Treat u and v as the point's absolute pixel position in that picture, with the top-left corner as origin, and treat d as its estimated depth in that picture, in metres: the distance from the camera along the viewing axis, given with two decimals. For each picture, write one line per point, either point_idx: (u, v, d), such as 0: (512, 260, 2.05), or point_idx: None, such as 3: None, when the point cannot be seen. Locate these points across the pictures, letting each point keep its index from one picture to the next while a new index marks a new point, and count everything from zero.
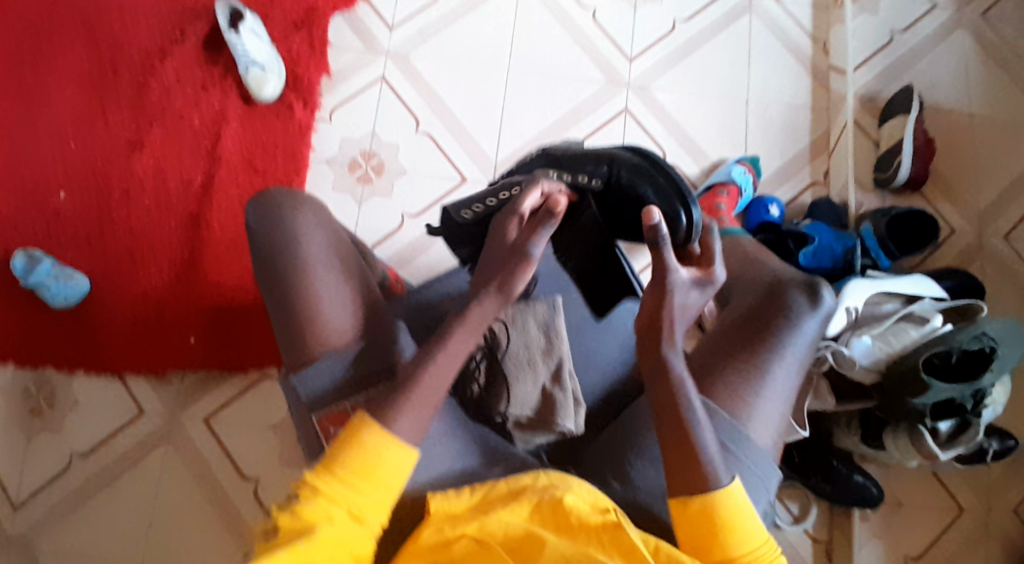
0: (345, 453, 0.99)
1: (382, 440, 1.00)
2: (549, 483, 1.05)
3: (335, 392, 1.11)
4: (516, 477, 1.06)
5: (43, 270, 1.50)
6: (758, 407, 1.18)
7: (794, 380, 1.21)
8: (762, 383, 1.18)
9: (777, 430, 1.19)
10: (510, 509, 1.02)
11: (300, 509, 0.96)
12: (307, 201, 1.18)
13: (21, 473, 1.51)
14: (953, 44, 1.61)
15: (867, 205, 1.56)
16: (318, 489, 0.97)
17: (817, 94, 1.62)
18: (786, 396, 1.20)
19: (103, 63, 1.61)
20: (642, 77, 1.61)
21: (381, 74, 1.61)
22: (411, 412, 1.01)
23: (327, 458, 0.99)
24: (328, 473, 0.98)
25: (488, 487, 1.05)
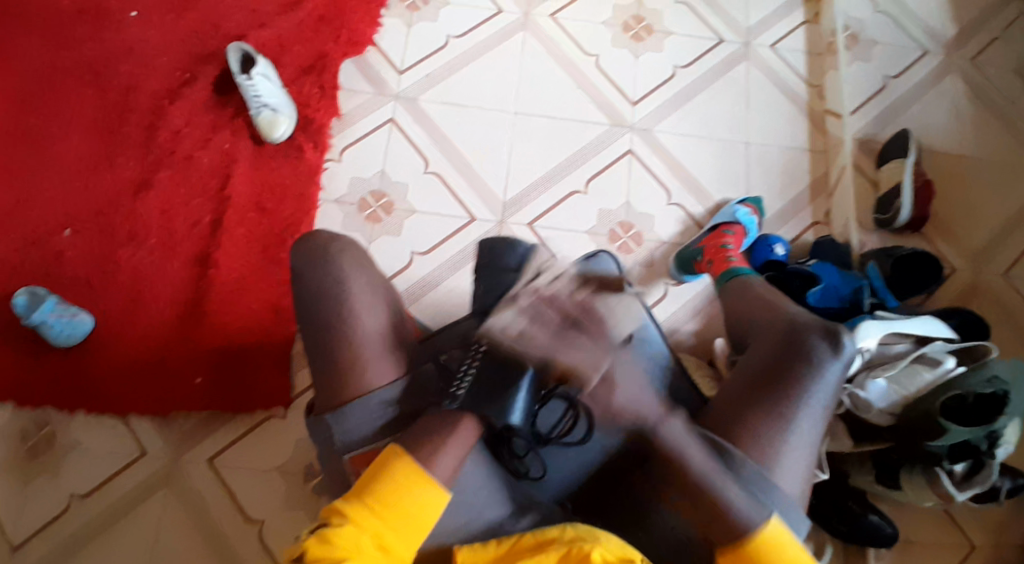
0: (378, 487, 1.14)
1: (412, 471, 1.15)
2: (576, 536, 1.14)
3: (372, 435, 1.23)
4: (544, 530, 1.16)
5: (47, 309, 1.46)
6: (784, 454, 1.21)
7: (819, 427, 1.23)
8: (787, 432, 1.21)
9: (804, 475, 1.22)
10: (537, 558, 1.12)
11: (329, 532, 1.10)
12: (350, 246, 1.30)
13: (15, 517, 1.46)
14: (944, 90, 1.67)
15: (869, 244, 1.59)
16: (349, 513, 1.12)
17: (815, 135, 1.67)
18: (812, 442, 1.23)
19: (113, 105, 1.63)
20: (645, 120, 1.65)
21: (391, 116, 1.63)
22: (445, 456, 1.16)
23: (362, 486, 1.14)
24: (363, 498, 1.13)
25: (515, 539, 1.16)
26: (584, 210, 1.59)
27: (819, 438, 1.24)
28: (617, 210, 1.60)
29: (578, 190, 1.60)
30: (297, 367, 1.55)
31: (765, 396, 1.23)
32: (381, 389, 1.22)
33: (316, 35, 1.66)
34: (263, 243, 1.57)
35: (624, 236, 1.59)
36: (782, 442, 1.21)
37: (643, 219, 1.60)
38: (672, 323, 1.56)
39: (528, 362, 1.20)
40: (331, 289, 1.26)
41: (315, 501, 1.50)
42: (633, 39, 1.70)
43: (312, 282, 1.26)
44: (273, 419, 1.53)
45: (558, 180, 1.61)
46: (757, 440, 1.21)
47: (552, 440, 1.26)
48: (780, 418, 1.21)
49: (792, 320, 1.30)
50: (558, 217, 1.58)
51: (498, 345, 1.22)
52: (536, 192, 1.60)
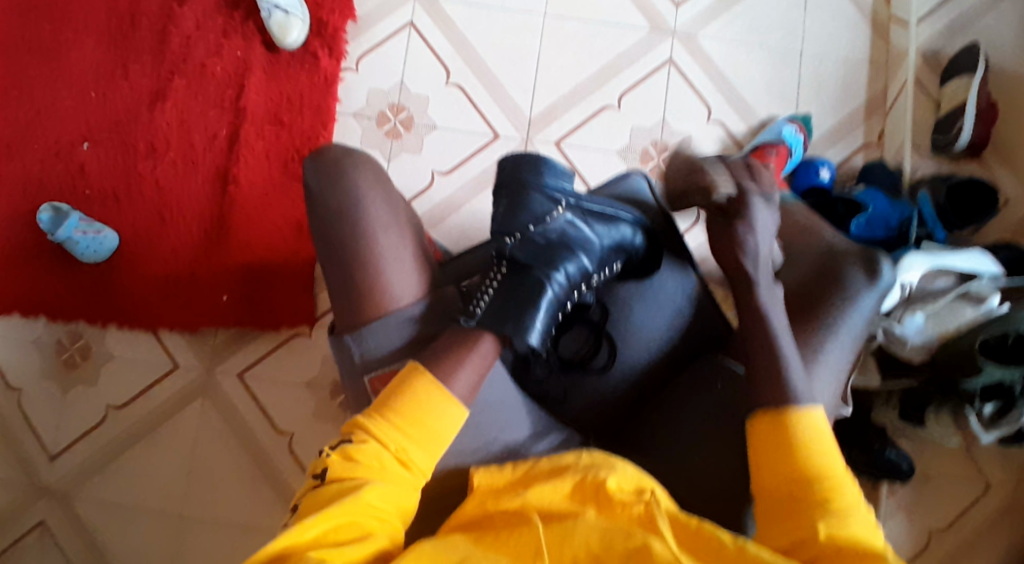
0: (400, 401, 1.01)
1: (431, 389, 1.01)
2: (592, 461, 0.99)
3: (392, 356, 1.13)
4: (558, 454, 1.01)
5: (71, 225, 1.45)
6: (814, 380, 1.15)
7: (848, 359, 1.19)
8: (815, 361, 1.16)
9: (830, 408, 1.17)
10: (554, 483, 0.97)
11: (352, 451, 0.97)
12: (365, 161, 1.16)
13: (57, 425, 1.54)
14: (1018, 1, 1.49)
15: (923, 170, 1.48)
16: (370, 429, 0.99)
17: (878, 46, 1.50)
18: (840, 375, 1.18)
19: (119, 6, 1.54)
20: (688, 25, 1.51)
21: (410, 20, 1.51)
22: (463, 373, 1.03)
23: (380, 403, 1.01)
24: (383, 415, 1.00)
25: (531, 463, 1.01)
26: (615, 128, 1.49)
27: (847, 369, 1.20)
28: (652, 128, 1.49)
29: (610, 106, 1.49)
30: (321, 287, 1.55)
31: (793, 326, 1.19)
32: (395, 311, 1.12)
33: None
34: (283, 157, 1.51)
35: (657, 156, 1.48)
36: (810, 369, 1.16)
37: (679, 139, 1.49)
38: (701, 252, 1.51)
39: (547, 283, 1.09)
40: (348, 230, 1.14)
41: (342, 416, 1.54)
42: None
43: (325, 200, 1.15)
44: (299, 337, 1.55)
45: (589, 93, 1.50)
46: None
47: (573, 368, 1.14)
48: (809, 343, 1.17)
49: (829, 249, 1.25)
50: (587, 134, 1.49)
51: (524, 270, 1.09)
52: (564, 106, 1.50)
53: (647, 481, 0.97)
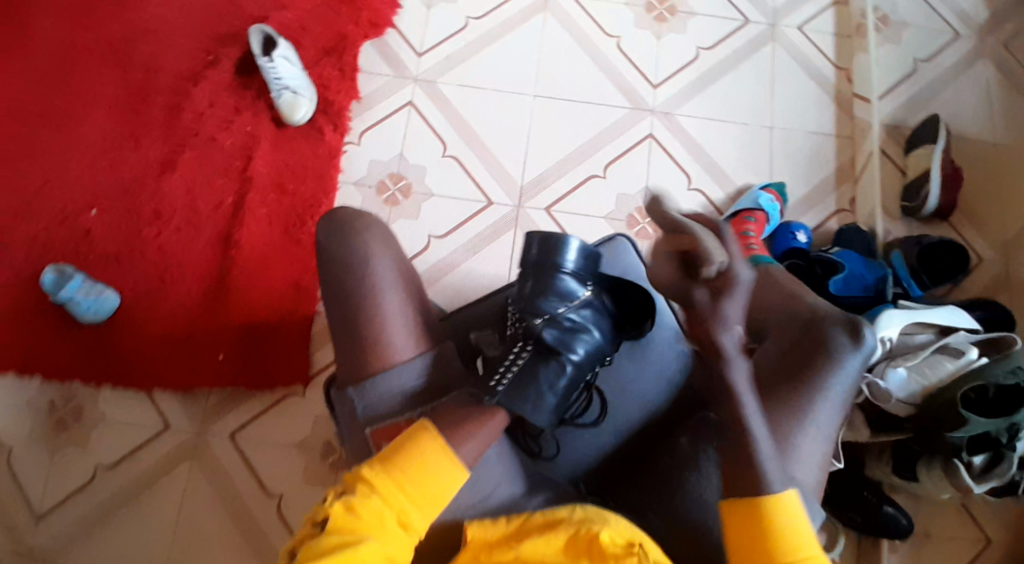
0: (407, 457, 1.08)
1: (437, 449, 1.08)
2: (585, 517, 1.11)
3: (398, 409, 1.17)
4: (552, 509, 1.12)
5: (74, 286, 1.50)
6: (802, 444, 1.17)
7: (837, 419, 1.19)
8: (805, 421, 1.17)
9: (819, 470, 1.18)
10: (545, 540, 1.09)
11: (354, 502, 1.04)
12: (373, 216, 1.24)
13: (45, 485, 1.51)
14: (976, 76, 1.61)
15: (895, 233, 1.55)
16: (374, 485, 1.06)
17: (842, 120, 1.63)
18: (829, 435, 1.19)
19: (138, 84, 1.65)
20: (667, 104, 1.63)
21: (410, 99, 1.63)
22: (472, 437, 1.10)
23: (386, 456, 1.08)
24: (386, 470, 1.07)
25: (526, 517, 1.12)
26: (602, 196, 1.58)
27: (836, 432, 1.20)
28: (636, 195, 1.59)
29: (596, 175, 1.59)
30: (316, 347, 1.58)
31: (781, 388, 1.19)
32: (405, 361, 1.18)
33: (338, 17, 1.66)
34: (286, 223, 1.59)
35: (643, 221, 1.57)
36: (800, 432, 1.16)
37: (662, 204, 1.58)
38: None
39: (563, 368, 1.16)
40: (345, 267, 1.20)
41: (334, 479, 1.52)
42: (656, 20, 1.67)
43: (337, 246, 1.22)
44: (292, 398, 1.56)
45: (576, 165, 1.60)
46: (773, 431, 1.16)
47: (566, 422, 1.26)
48: (798, 409, 1.17)
49: (815, 309, 1.26)
50: (576, 202, 1.58)
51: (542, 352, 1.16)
52: (554, 175, 1.59)
53: (637, 536, 1.10)
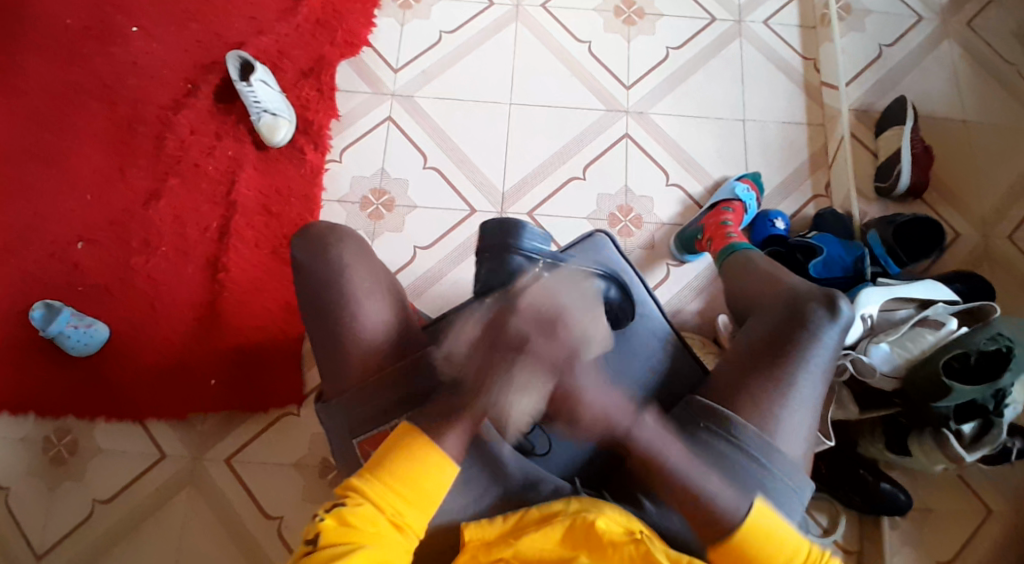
0: (392, 463, 1.11)
1: (426, 447, 1.12)
2: (581, 507, 1.13)
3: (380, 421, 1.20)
4: (548, 503, 1.14)
5: (63, 320, 1.50)
6: (787, 417, 1.18)
7: (820, 390, 1.20)
8: (788, 393, 1.18)
9: (806, 441, 1.19)
10: (543, 531, 1.10)
11: (348, 511, 1.07)
12: (351, 233, 1.25)
13: (45, 521, 1.51)
14: (941, 55, 1.66)
15: (871, 215, 1.59)
16: (366, 493, 1.09)
17: (812, 109, 1.67)
18: (814, 405, 1.19)
19: (119, 117, 1.67)
20: (640, 104, 1.66)
21: (388, 115, 1.66)
22: (457, 434, 1.13)
23: (377, 464, 1.11)
24: (378, 477, 1.10)
25: (522, 513, 1.13)
26: (582, 196, 1.61)
27: (819, 402, 1.20)
28: (616, 194, 1.61)
29: (576, 177, 1.62)
30: (309, 366, 1.59)
31: (765, 360, 1.20)
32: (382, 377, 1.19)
33: (312, 39, 1.69)
34: (272, 244, 1.61)
35: (624, 219, 1.60)
36: (784, 407, 1.17)
37: (642, 202, 1.61)
38: (674, 304, 1.57)
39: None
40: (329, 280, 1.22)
41: (332, 495, 1.53)
42: (625, 23, 1.71)
43: (307, 269, 1.21)
44: (287, 416, 1.56)
45: (555, 169, 1.62)
46: (757, 403, 1.17)
47: (560, 416, 1.24)
48: (778, 384, 1.18)
49: (792, 288, 1.27)
50: (557, 205, 1.60)
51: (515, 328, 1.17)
52: (534, 181, 1.62)
53: (631, 525, 1.11)
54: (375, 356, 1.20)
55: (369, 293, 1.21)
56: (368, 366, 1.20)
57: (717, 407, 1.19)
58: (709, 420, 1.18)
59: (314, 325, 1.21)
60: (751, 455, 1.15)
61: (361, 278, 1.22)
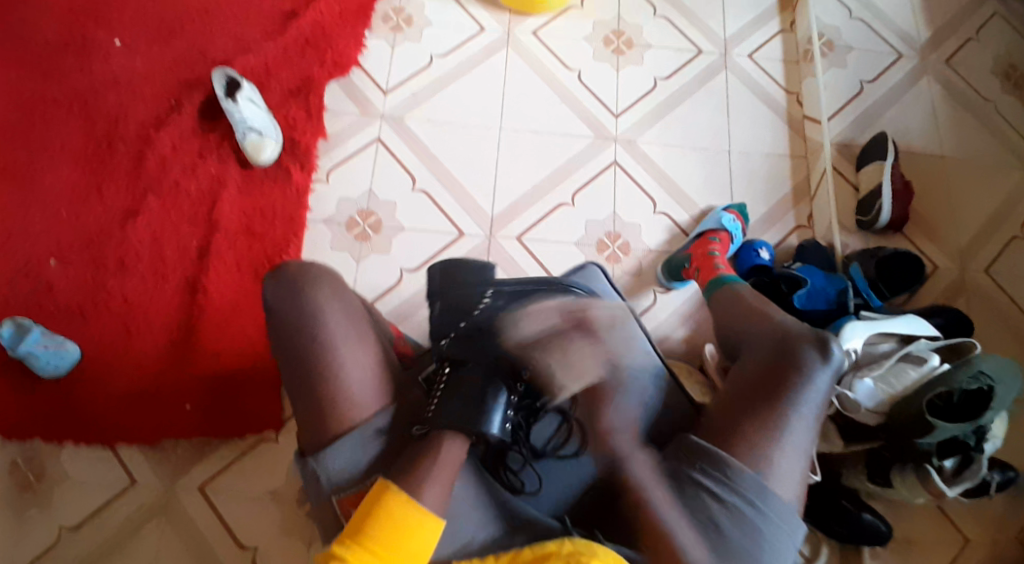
0: (374, 528, 1.09)
1: (409, 506, 1.11)
2: (574, 550, 1.09)
3: (360, 476, 1.16)
4: (542, 543, 1.11)
5: (34, 339, 1.46)
6: (781, 461, 1.18)
7: (812, 432, 1.21)
8: (781, 436, 1.18)
9: (798, 483, 1.19)
10: None
11: None
12: (329, 270, 1.24)
13: (10, 550, 1.45)
14: (920, 92, 1.71)
15: (852, 246, 1.62)
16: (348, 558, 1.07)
17: (795, 141, 1.70)
18: (807, 448, 1.20)
19: (99, 132, 1.64)
20: (628, 132, 1.68)
21: (378, 136, 1.65)
22: (439, 481, 1.13)
23: (356, 527, 1.09)
24: (358, 540, 1.09)
25: (515, 553, 1.11)
26: (570, 222, 1.61)
27: (812, 445, 1.21)
28: (604, 221, 1.62)
29: (564, 203, 1.62)
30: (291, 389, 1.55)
31: (758, 401, 1.21)
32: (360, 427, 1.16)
33: (302, 59, 1.68)
34: (254, 264, 1.58)
35: (612, 246, 1.61)
36: (778, 451, 1.18)
37: (630, 230, 1.62)
38: (662, 330, 1.57)
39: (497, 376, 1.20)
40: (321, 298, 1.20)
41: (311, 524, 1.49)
42: (613, 53, 1.73)
43: (281, 314, 1.20)
44: (265, 443, 1.53)
45: (543, 195, 1.62)
46: (750, 446, 1.18)
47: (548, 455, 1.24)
48: (771, 428, 1.19)
49: (782, 330, 1.28)
50: (546, 230, 1.60)
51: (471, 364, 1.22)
52: (522, 206, 1.62)
53: None
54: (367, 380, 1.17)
55: (349, 330, 1.20)
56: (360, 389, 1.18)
57: (713, 450, 1.19)
58: (707, 461, 1.18)
59: (304, 347, 1.19)
60: (746, 498, 1.16)
61: (341, 313, 1.21)
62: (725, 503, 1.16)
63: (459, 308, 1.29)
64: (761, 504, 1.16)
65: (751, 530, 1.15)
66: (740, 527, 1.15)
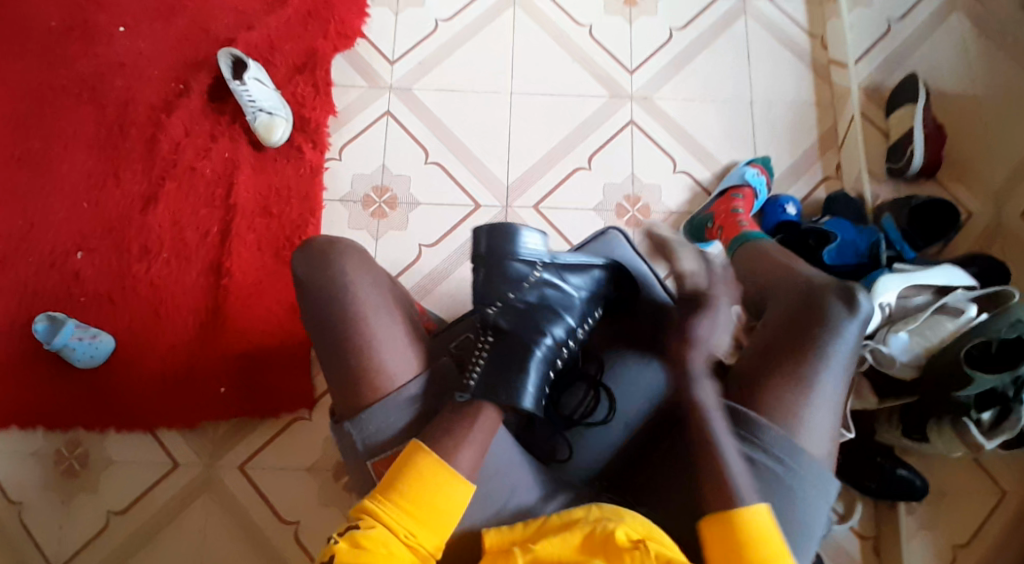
0: (406, 484, 1.10)
1: (439, 466, 1.10)
2: (601, 515, 1.09)
3: (393, 440, 1.16)
4: (569, 510, 1.11)
5: (68, 332, 1.48)
6: (809, 416, 1.16)
7: (842, 385, 1.17)
8: (809, 390, 1.16)
9: (828, 440, 1.17)
10: (562, 537, 1.07)
11: (360, 533, 1.06)
12: (355, 246, 1.23)
13: (61, 535, 1.50)
14: (951, 29, 1.62)
15: (882, 196, 1.56)
16: (379, 515, 1.08)
17: (821, 88, 1.63)
18: (836, 401, 1.17)
19: (111, 120, 1.63)
20: (645, 88, 1.62)
21: (387, 108, 1.62)
22: (470, 451, 1.12)
23: (387, 484, 1.10)
24: (389, 498, 1.09)
25: (543, 520, 1.11)
26: (589, 186, 1.58)
27: (842, 399, 1.18)
28: (623, 183, 1.58)
29: (581, 167, 1.58)
30: (318, 369, 1.57)
31: (785, 357, 1.18)
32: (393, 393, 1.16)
33: (305, 32, 1.64)
34: (275, 247, 1.58)
35: (632, 209, 1.57)
36: (806, 406, 1.16)
37: (650, 190, 1.58)
38: None
39: (536, 345, 1.21)
40: (336, 290, 1.19)
41: (347, 498, 1.52)
42: (626, 5, 1.66)
43: (309, 291, 1.20)
44: (300, 420, 1.55)
45: (559, 159, 1.59)
46: (777, 403, 1.16)
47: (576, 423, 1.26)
48: (799, 384, 1.16)
49: (808, 280, 1.24)
50: (564, 196, 1.57)
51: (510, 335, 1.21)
52: (539, 172, 1.58)
53: (651, 531, 1.08)
54: (386, 374, 1.18)
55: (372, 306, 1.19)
56: (378, 382, 1.18)
57: (739, 408, 1.17)
58: (733, 420, 1.16)
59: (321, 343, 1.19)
60: (775, 455, 1.14)
61: (365, 291, 1.19)
62: (754, 462, 1.14)
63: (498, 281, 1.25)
64: (790, 460, 1.14)
65: (782, 488, 1.14)
66: (769, 484, 1.13)
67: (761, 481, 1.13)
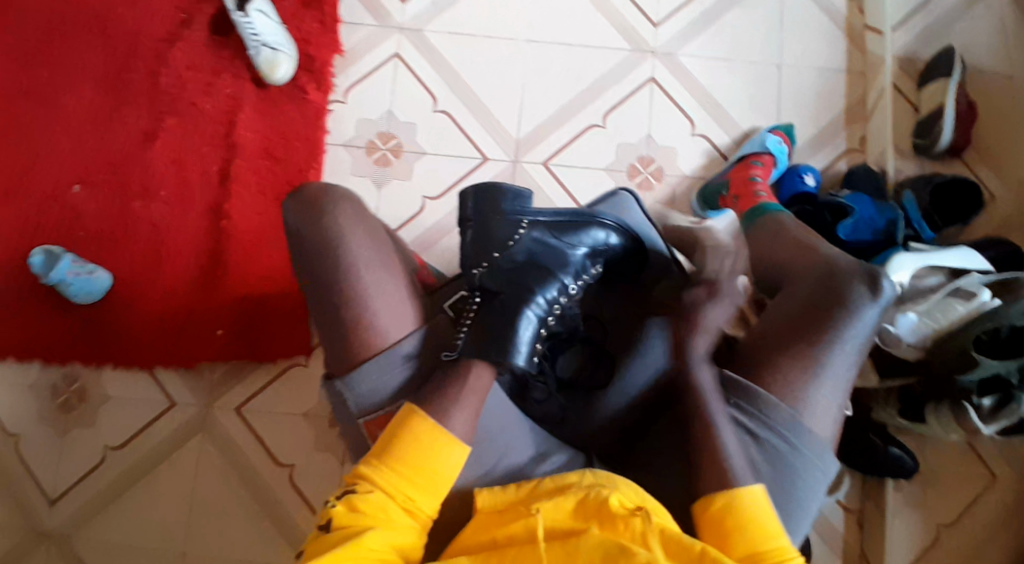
0: (402, 447, 1.04)
1: (434, 430, 1.04)
2: (596, 481, 1.03)
3: (389, 400, 1.09)
4: (562, 474, 1.04)
5: (65, 267, 1.45)
6: (817, 397, 1.11)
7: (852, 369, 1.13)
8: (820, 371, 1.11)
9: (836, 421, 1.13)
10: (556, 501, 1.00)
11: (356, 499, 1.01)
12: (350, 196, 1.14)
13: (58, 467, 1.50)
14: (993, 2, 1.55)
15: (907, 172, 1.49)
16: (375, 479, 1.03)
17: (853, 55, 1.55)
18: (845, 385, 1.12)
19: (112, 49, 1.57)
20: (668, 44, 1.55)
21: (396, 51, 1.56)
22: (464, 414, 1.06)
23: (383, 449, 1.04)
24: (385, 461, 1.03)
25: (536, 483, 1.04)
26: (603, 146, 1.52)
27: (851, 382, 1.14)
28: (638, 143, 1.52)
29: (595, 125, 1.52)
30: None
31: (799, 334, 1.12)
32: (386, 350, 1.08)
33: None
34: (275, 191, 1.53)
35: (645, 171, 1.51)
36: (815, 388, 1.11)
37: (665, 153, 1.52)
38: None
39: (529, 303, 1.12)
40: None
41: (341, 443, 1.51)
42: None
43: (301, 240, 1.12)
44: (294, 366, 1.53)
45: (572, 116, 1.53)
46: (786, 382, 1.11)
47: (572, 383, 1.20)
48: (810, 364, 1.11)
49: (830, 260, 1.18)
50: (575, 154, 1.51)
51: (500, 295, 1.13)
52: (551, 127, 1.53)
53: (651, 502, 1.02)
54: None
55: (367, 260, 1.11)
56: None
57: (745, 383, 1.12)
58: (740, 396, 1.12)
59: None
60: (778, 433, 1.10)
61: (359, 246, 1.12)
62: (755, 439, 1.11)
63: (490, 237, 1.16)
64: (793, 441, 1.10)
65: (783, 468, 1.10)
66: (768, 461, 1.10)
67: (762, 458, 1.10)
